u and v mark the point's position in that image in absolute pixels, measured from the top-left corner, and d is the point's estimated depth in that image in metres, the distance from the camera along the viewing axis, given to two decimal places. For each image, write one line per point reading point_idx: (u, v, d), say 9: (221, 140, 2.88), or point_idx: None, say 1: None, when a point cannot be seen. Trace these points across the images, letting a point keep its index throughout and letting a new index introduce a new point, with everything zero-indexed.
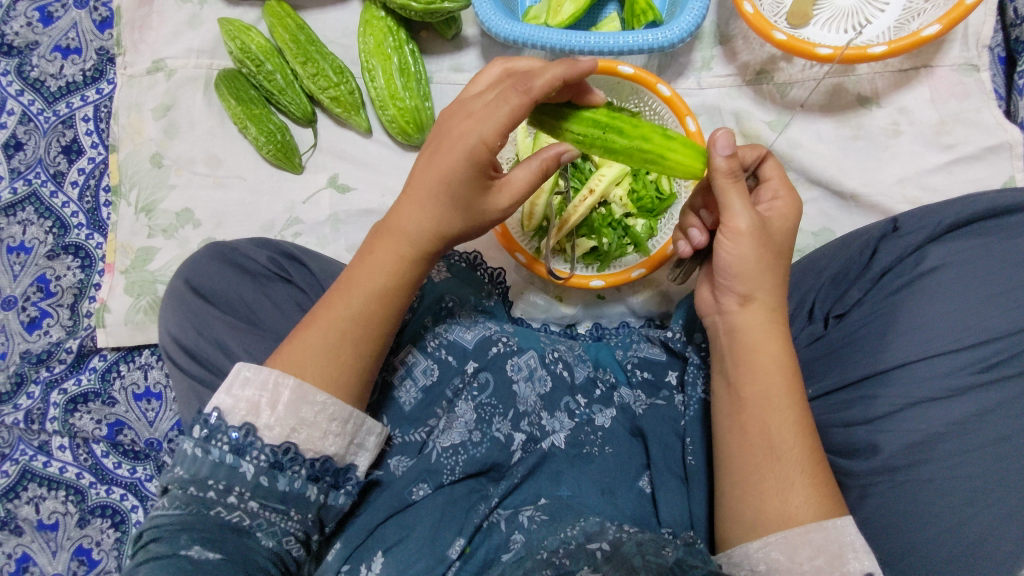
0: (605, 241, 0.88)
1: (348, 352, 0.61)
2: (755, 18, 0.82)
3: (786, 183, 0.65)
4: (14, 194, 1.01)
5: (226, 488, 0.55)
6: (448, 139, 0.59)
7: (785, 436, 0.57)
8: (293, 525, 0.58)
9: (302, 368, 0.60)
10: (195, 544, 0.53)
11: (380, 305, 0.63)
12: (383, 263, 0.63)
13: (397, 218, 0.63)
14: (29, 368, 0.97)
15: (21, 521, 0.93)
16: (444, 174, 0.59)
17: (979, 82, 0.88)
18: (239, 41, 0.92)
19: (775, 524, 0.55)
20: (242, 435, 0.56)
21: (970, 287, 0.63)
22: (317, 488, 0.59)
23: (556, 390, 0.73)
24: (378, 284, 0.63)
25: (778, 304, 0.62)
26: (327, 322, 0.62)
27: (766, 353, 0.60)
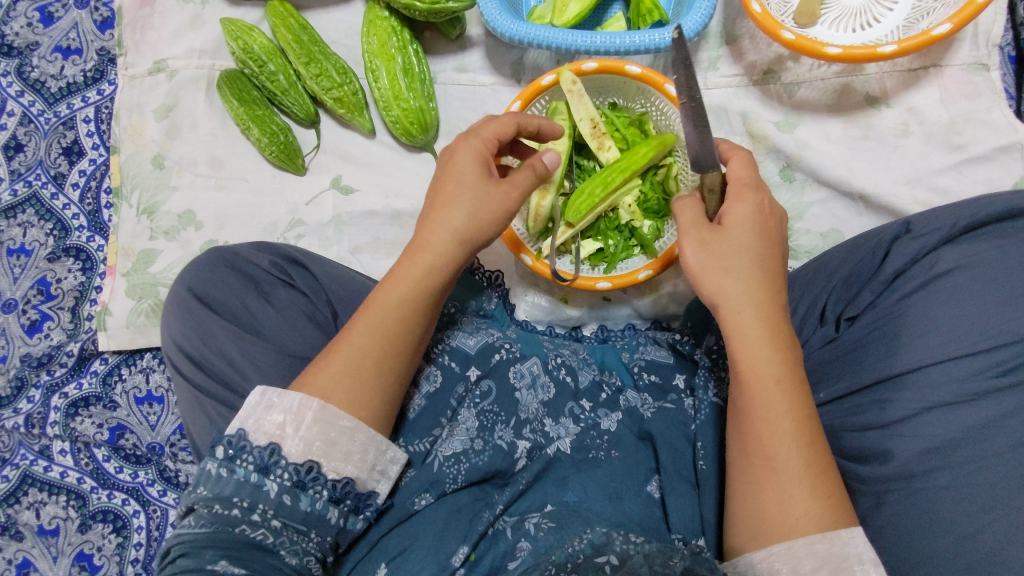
0: (611, 243, 0.87)
1: (372, 375, 0.61)
2: (764, 17, 0.81)
3: (744, 175, 0.63)
4: (15, 196, 1.00)
5: (250, 505, 0.54)
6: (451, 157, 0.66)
7: (782, 446, 0.56)
8: (313, 545, 0.57)
9: (333, 396, 0.59)
10: (221, 559, 0.51)
11: (410, 323, 0.63)
12: (411, 272, 0.64)
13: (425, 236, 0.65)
14: (29, 372, 0.96)
15: (22, 526, 0.92)
16: (451, 181, 0.65)
17: (989, 82, 0.88)
18: (241, 41, 0.91)
19: (778, 536, 0.54)
20: (267, 453, 0.55)
21: (987, 290, 0.61)
22: (337, 512, 0.58)
23: (559, 397, 0.72)
24: (405, 293, 0.63)
25: (778, 308, 0.60)
26: (354, 354, 0.61)
27: (762, 361, 0.58)
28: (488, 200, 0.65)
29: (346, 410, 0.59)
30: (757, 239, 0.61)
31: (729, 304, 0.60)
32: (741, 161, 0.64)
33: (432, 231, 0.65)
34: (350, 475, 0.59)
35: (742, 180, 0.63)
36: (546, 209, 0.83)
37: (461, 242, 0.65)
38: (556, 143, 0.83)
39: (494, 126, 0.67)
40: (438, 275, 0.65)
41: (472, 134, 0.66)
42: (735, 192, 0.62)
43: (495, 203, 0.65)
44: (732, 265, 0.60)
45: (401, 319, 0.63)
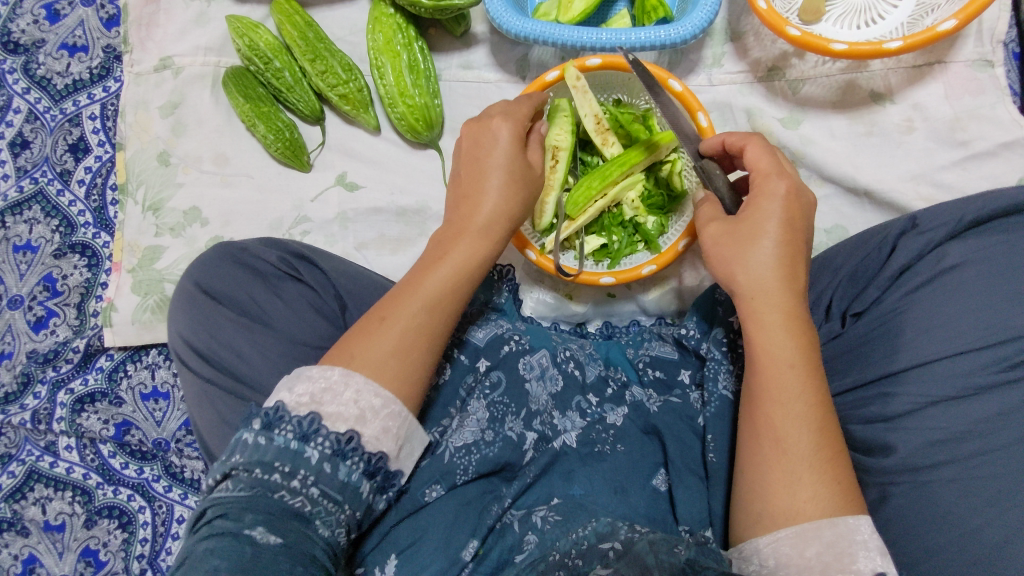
0: (615, 239, 0.87)
1: (418, 348, 0.61)
2: (769, 14, 0.81)
3: (773, 164, 0.63)
4: (21, 193, 1.00)
5: (290, 472, 0.52)
6: (488, 139, 0.72)
7: (794, 429, 0.56)
8: (346, 518, 0.54)
9: (383, 374, 0.58)
10: (259, 526, 0.49)
11: (449, 294, 0.65)
12: (467, 244, 0.67)
13: (472, 214, 0.69)
14: (35, 368, 0.97)
15: (28, 522, 0.93)
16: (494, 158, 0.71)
17: (994, 78, 0.88)
18: (247, 38, 0.91)
19: (783, 519, 0.54)
20: (307, 422, 0.54)
21: (991, 285, 0.62)
22: (369, 485, 0.56)
23: (567, 389, 0.73)
24: (459, 263, 0.66)
25: (794, 294, 0.60)
26: (402, 326, 0.61)
27: (776, 343, 0.58)
28: (526, 181, 0.72)
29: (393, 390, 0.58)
30: (784, 229, 0.60)
31: (755, 292, 0.60)
32: (759, 147, 0.65)
33: (478, 207, 0.69)
34: (383, 452, 0.57)
35: (764, 170, 0.63)
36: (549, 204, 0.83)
37: (510, 217, 0.70)
38: (559, 139, 0.83)
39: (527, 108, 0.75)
40: (491, 247, 0.69)
41: (509, 117, 0.72)
42: (763, 184, 0.62)
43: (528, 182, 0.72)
44: (757, 251, 0.60)
45: (456, 288, 0.65)
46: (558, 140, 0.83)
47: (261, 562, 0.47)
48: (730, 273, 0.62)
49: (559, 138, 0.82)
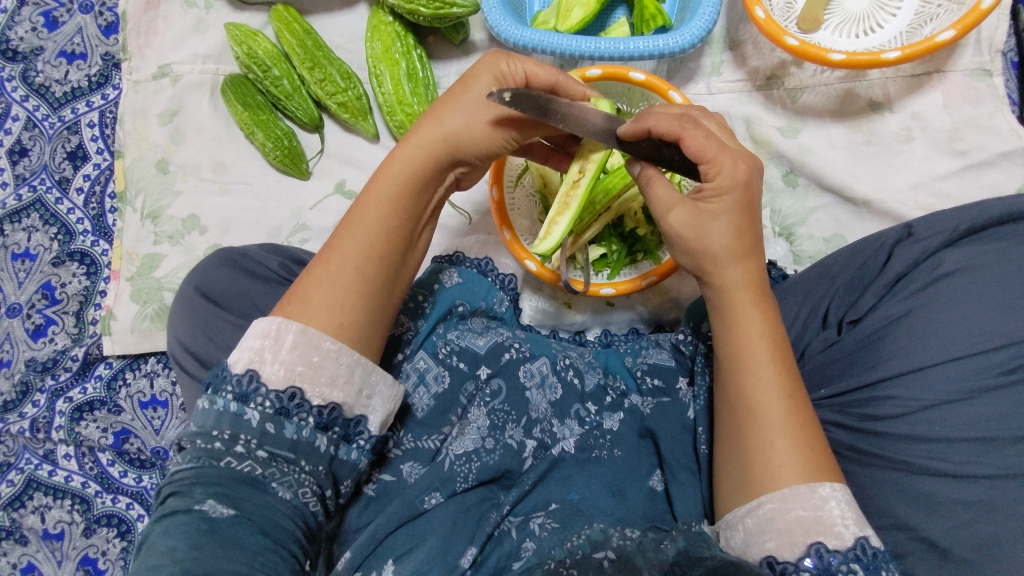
0: (614, 249, 0.87)
1: (338, 288, 0.57)
2: (767, 23, 0.81)
3: (722, 150, 0.56)
4: (19, 201, 1.00)
5: (232, 436, 0.51)
6: (465, 76, 0.63)
7: (763, 394, 0.56)
8: (306, 475, 0.53)
9: (308, 310, 0.56)
10: (209, 498, 0.48)
11: (377, 235, 0.59)
12: (397, 166, 0.61)
13: (413, 147, 0.61)
14: (34, 376, 0.97)
15: (26, 530, 0.93)
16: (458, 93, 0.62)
17: (992, 87, 0.88)
18: (246, 46, 0.91)
19: (761, 486, 0.54)
20: (245, 381, 0.53)
21: (987, 292, 0.62)
22: (326, 439, 0.54)
23: (566, 398, 0.73)
24: (385, 193, 0.60)
25: (756, 266, 0.59)
26: (330, 263, 0.58)
27: (743, 312, 0.58)
28: (492, 109, 0.61)
29: (318, 326, 0.55)
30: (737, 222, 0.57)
31: (718, 275, 0.59)
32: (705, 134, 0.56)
33: (421, 141, 0.61)
34: (362, 415, 0.57)
35: (710, 158, 0.56)
36: (561, 228, 0.71)
37: (446, 138, 0.61)
38: (593, 150, 0.69)
39: (536, 64, 0.61)
40: (423, 174, 0.61)
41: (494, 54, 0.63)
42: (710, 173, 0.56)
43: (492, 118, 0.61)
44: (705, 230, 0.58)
45: (383, 221, 0.59)
46: (591, 151, 0.69)
47: (220, 534, 0.46)
48: (701, 266, 0.60)
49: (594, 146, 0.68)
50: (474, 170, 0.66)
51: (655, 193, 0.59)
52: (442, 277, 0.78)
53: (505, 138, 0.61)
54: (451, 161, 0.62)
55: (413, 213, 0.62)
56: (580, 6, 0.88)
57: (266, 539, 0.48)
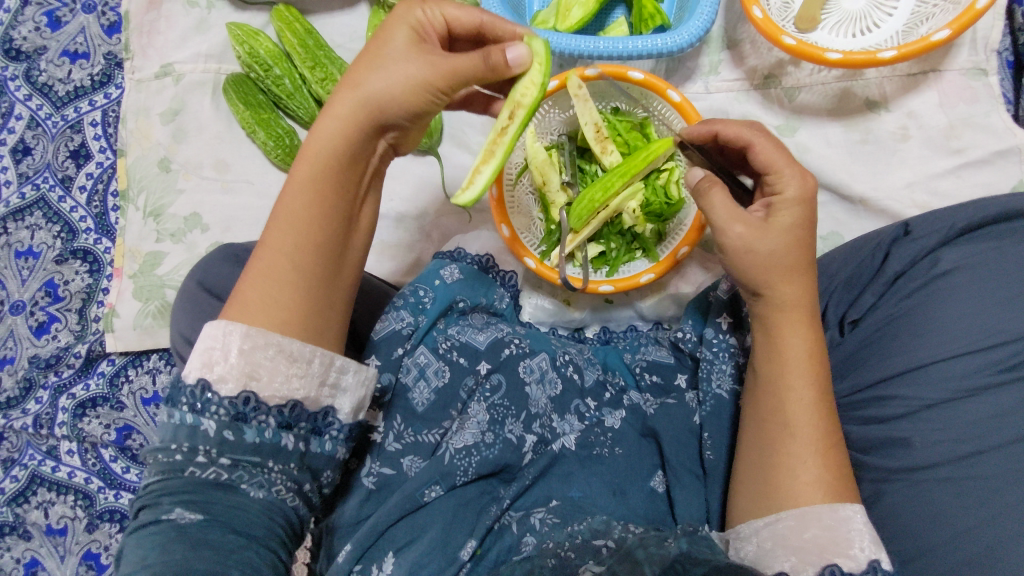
0: (613, 246, 0.88)
1: (277, 274, 0.55)
2: (765, 22, 0.82)
3: (782, 163, 0.61)
4: (23, 199, 1.01)
5: (190, 449, 0.51)
6: (380, 31, 0.58)
7: (800, 414, 0.57)
8: (277, 475, 0.53)
9: (249, 313, 0.54)
10: (176, 507, 0.50)
11: (308, 214, 0.56)
12: (318, 145, 0.57)
13: (329, 113, 0.57)
14: (38, 373, 0.97)
15: (30, 525, 0.94)
16: (372, 48, 0.57)
17: (988, 86, 0.89)
18: (247, 45, 0.92)
19: (784, 500, 0.55)
20: (198, 391, 0.52)
21: (983, 290, 0.63)
22: (291, 436, 0.54)
23: (566, 393, 0.74)
24: (310, 165, 0.57)
25: (810, 293, 0.60)
26: (269, 250, 0.56)
27: (791, 332, 0.59)
28: (408, 65, 0.55)
29: (262, 326, 0.54)
30: (801, 231, 0.60)
31: (779, 298, 0.60)
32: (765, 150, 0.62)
33: (337, 104, 0.57)
34: (330, 406, 0.57)
35: (778, 171, 0.61)
36: (484, 177, 0.67)
37: (366, 105, 0.56)
38: (523, 95, 0.63)
39: (455, 8, 0.59)
40: (348, 149, 0.57)
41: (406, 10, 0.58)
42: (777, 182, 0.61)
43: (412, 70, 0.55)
44: (773, 239, 0.59)
45: (311, 202, 0.56)
46: (522, 95, 0.63)
47: (190, 537, 0.48)
48: (764, 279, 0.60)
49: (527, 91, 0.63)
50: (407, 132, 0.61)
51: (712, 199, 0.62)
52: (442, 273, 0.78)
53: (432, 94, 0.56)
54: (377, 126, 0.57)
55: (344, 189, 0.58)
56: (579, 5, 0.89)
57: (240, 537, 0.50)
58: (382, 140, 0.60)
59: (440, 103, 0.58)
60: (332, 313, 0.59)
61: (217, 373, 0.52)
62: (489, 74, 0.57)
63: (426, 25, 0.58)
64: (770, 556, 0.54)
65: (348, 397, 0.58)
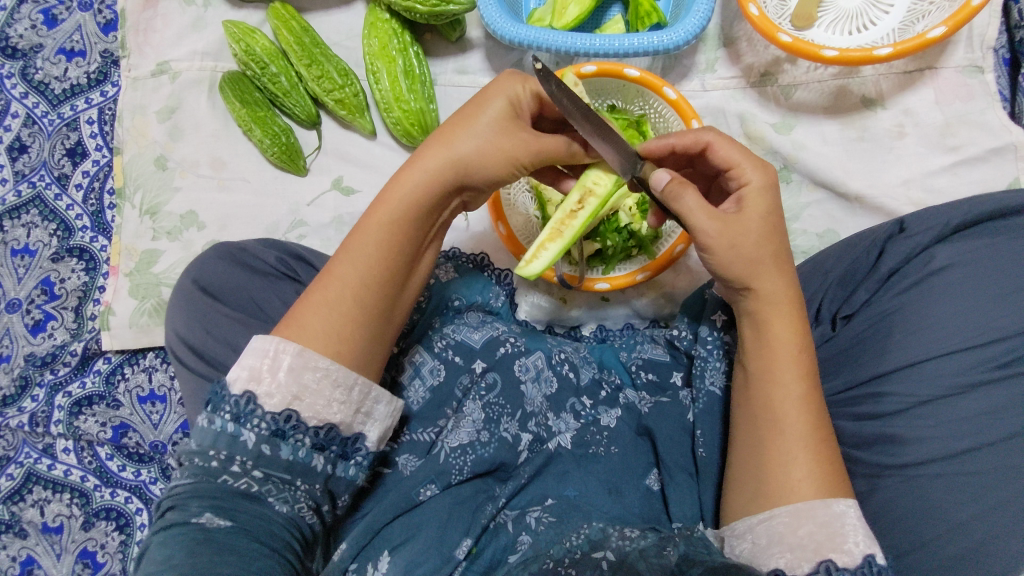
0: (610, 244, 0.88)
1: (345, 308, 0.56)
2: (761, 20, 0.82)
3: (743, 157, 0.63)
4: (19, 197, 1.01)
5: (228, 456, 0.51)
6: (477, 101, 0.62)
7: (789, 410, 0.57)
8: (302, 493, 0.54)
9: (308, 336, 0.55)
10: (205, 511, 0.50)
11: (385, 258, 0.58)
12: (403, 190, 0.59)
13: (418, 166, 0.59)
14: (33, 371, 0.97)
15: (26, 524, 0.93)
16: (469, 117, 0.61)
17: (984, 84, 0.88)
18: (244, 43, 0.92)
19: (778, 498, 0.54)
20: (243, 402, 0.52)
21: (977, 287, 0.63)
22: (322, 458, 0.54)
23: (562, 392, 0.73)
24: (390, 211, 0.58)
25: (793, 286, 0.61)
26: (334, 281, 0.57)
27: (779, 322, 0.59)
28: (506, 136, 0.60)
29: (317, 349, 0.54)
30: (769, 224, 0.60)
31: (768, 293, 0.60)
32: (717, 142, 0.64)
33: (428, 162, 0.59)
34: (360, 431, 0.57)
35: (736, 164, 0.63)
36: (549, 254, 0.70)
37: (456, 165, 0.60)
38: (596, 183, 0.70)
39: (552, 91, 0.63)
40: (430, 201, 0.60)
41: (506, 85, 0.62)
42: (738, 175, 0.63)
43: (507, 146, 0.60)
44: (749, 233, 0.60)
45: (384, 246, 0.58)
46: (595, 184, 0.70)
47: (215, 542, 0.48)
48: (751, 272, 0.60)
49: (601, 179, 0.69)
50: (479, 195, 0.65)
51: (689, 207, 0.59)
52: (437, 274, 0.80)
53: (516, 167, 0.62)
54: (460, 185, 0.61)
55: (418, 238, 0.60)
56: (575, 3, 0.89)
57: (262, 547, 0.50)
58: (457, 199, 0.64)
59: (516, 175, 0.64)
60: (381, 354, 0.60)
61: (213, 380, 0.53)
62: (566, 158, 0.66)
63: (521, 101, 0.62)
64: (765, 553, 0.53)
65: (377, 425, 0.58)
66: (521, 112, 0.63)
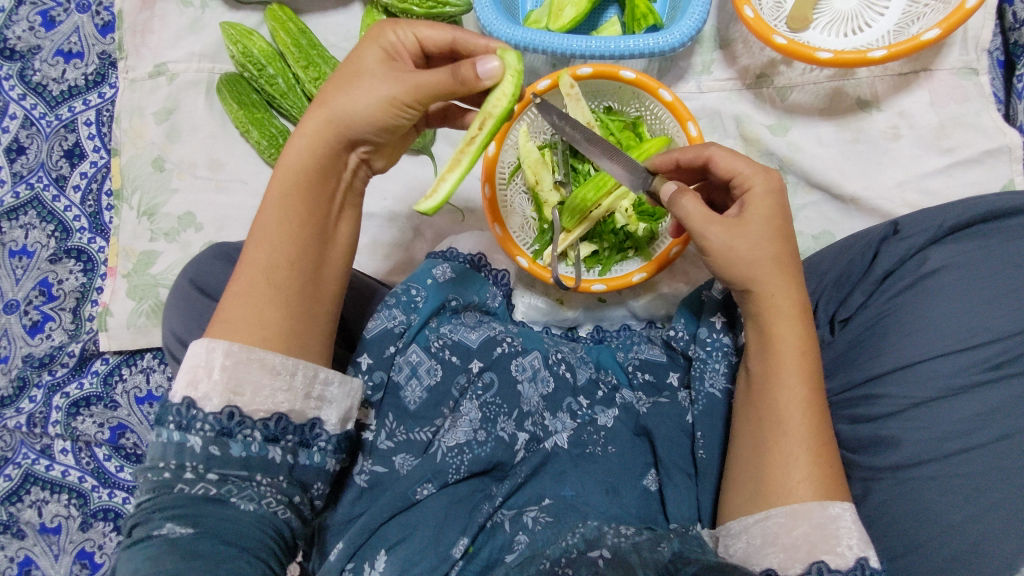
0: (607, 245, 0.89)
1: (256, 289, 0.57)
2: (756, 23, 0.82)
3: (748, 162, 0.63)
4: (17, 198, 1.01)
5: (179, 465, 0.51)
6: (351, 57, 0.60)
7: (791, 412, 0.57)
8: (267, 488, 0.53)
9: (231, 323, 0.56)
10: (167, 522, 0.48)
11: (284, 231, 0.58)
12: (291, 162, 0.59)
13: (300, 136, 0.59)
14: (31, 372, 0.98)
15: (24, 524, 0.94)
16: (341, 75, 0.59)
17: (978, 86, 0.89)
18: (241, 45, 0.92)
19: (778, 498, 0.55)
20: (185, 409, 0.53)
21: (971, 289, 0.63)
22: (278, 450, 0.54)
23: (558, 392, 0.74)
24: (279, 185, 0.59)
25: (800, 292, 0.61)
26: (246, 267, 0.58)
27: (782, 327, 0.59)
28: (375, 80, 0.57)
29: (249, 340, 0.55)
30: (773, 228, 0.61)
31: (770, 299, 0.60)
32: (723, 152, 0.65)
33: (307, 130, 0.59)
34: (316, 417, 0.58)
35: (741, 171, 0.63)
36: (449, 186, 0.60)
37: (334, 125, 0.58)
38: (496, 104, 0.59)
39: (427, 27, 0.59)
40: (320, 165, 0.59)
41: (375, 38, 0.60)
42: (743, 181, 0.63)
43: (381, 89, 0.57)
44: (750, 237, 0.60)
45: (282, 221, 0.58)
46: (493, 104, 0.59)
47: (180, 548, 0.47)
48: (752, 275, 0.60)
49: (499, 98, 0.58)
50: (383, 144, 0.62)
51: (692, 211, 0.61)
52: (434, 273, 0.78)
53: (398, 108, 0.57)
54: (349, 140, 0.59)
55: (319, 204, 0.60)
56: (571, 5, 0.90)
57: (232, 548, 0.48)
58: (356, 154, 0.62)
59: (410, 116, 0.59)
60: (311, 323, 0.60)
61: (208, 390, 0.53)
62: (460, 88, 0.56)
63: (397, 47, 0.60)
64: (759, 553, 0.54)
65: (334, 408, 0.59)
66: (400, 58, 0.60)
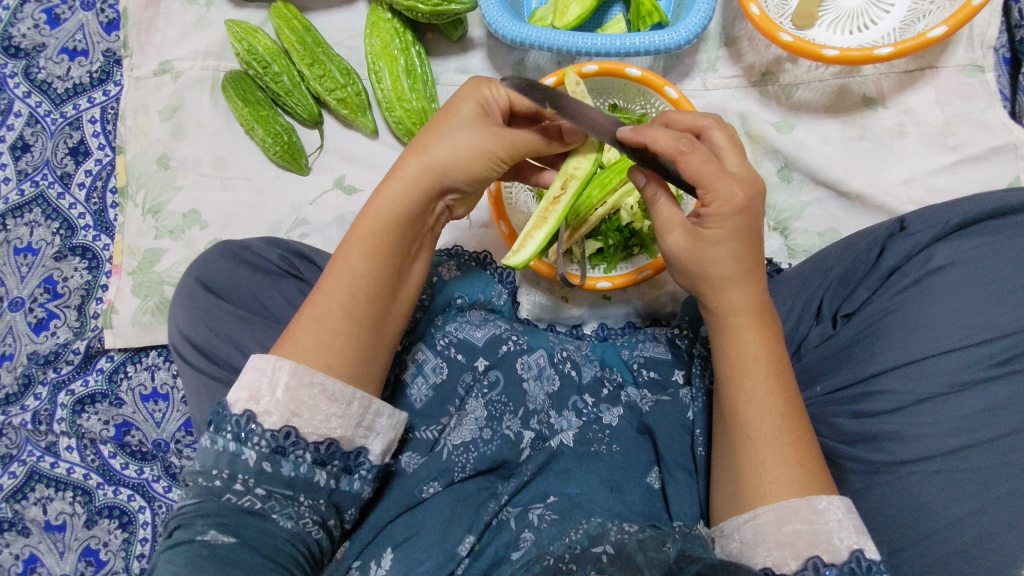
0: (611, 242, 0.88)
1: (330, 320, 0.56)
2: (761, 19, 0.82)
3: (712, 170, 0.56)
4: (22, 196, 1.01)
5: (230, 475, 0.51)
6: (447, 107, 0.63)
7: (757, 416, 0.57)
8: (306, 509, 0.54)
9: (298, 349, 0.56)
10: (210, 528, 0.49)
11: (369, 267, 0.58)
12: (383, 200, 0.59)
13: (394, 176, 0.60)
14: (36, 369, 0.98)
15: (29, 522, 0.94)
16: (440, 123, 0.62)
17: (985, 83, 0.89)
18: (246, 42, 0.92)
19: (752, 501, 0.55)
20: (243, 421, 0.52)
21: (978, 285, 0.63)
22: (324, 473, 0.54)
23: (563, 390, 0.74)
24: (369, 223, 0.59)
25: (758, 296, 0.59)
26: (321, 297, 0.57)
27: (741, 336, 0.59)
28: (475, 133, 0.60)
29: (310, 363, 0.55)
30: (735, 244, 0.57)
31: (729, 309, 0.59)
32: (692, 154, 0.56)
33: (402, 171, 0.60)
34: (362, 445, 0.57)
35: (705, 179, 0.56)
36: (535, 241, 0.70)
37: (432, 170, 0.60)
38: (579, 167, 0.69)
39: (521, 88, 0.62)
40: (410, 209, 0.60)
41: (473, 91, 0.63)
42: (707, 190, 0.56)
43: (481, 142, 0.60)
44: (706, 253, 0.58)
45: (367, 257, 0.58)
46: (577, 167, 0.69)
47: (219, 557, 0.48)
48: (701, 286, 0.60)
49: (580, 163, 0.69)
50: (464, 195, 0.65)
51: (658, 211, 0.61)
52: (441, 271, 0.80)
53: (492, 161, 0.62)
54: (441, 188, 0.61)
55: (403, 246, 0.61)
56: (576, 2, 0.90)
57: (266, 561, 0.49)
58: (441, 202, 0.63)
59: (498, 170, 0.63)
60: (374, 364, 0.60)
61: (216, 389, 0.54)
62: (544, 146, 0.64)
63: (491, 101, 0.63)
64: (752, 549, 0.54)
65: (378, 439, 0.59)
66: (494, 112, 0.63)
